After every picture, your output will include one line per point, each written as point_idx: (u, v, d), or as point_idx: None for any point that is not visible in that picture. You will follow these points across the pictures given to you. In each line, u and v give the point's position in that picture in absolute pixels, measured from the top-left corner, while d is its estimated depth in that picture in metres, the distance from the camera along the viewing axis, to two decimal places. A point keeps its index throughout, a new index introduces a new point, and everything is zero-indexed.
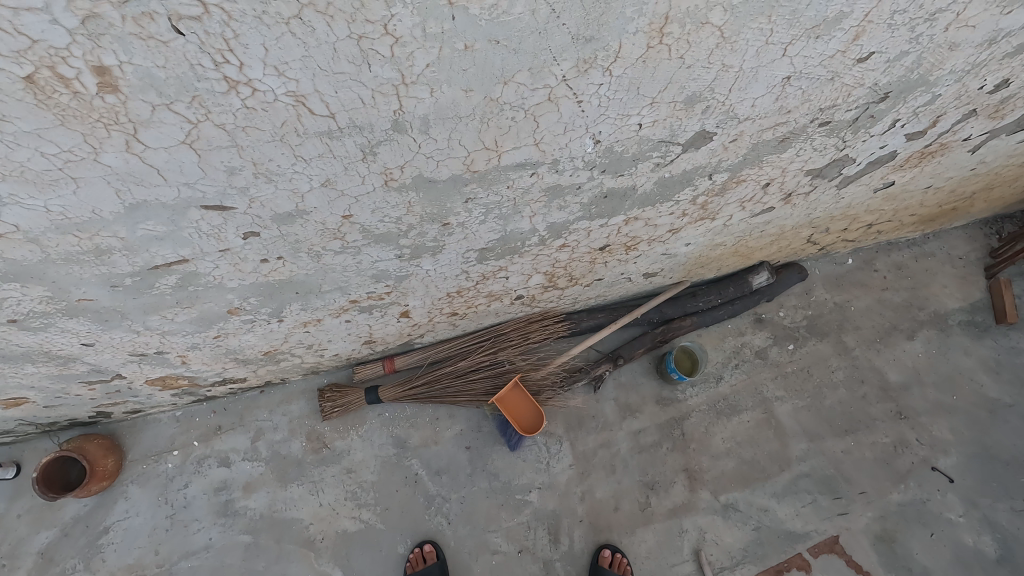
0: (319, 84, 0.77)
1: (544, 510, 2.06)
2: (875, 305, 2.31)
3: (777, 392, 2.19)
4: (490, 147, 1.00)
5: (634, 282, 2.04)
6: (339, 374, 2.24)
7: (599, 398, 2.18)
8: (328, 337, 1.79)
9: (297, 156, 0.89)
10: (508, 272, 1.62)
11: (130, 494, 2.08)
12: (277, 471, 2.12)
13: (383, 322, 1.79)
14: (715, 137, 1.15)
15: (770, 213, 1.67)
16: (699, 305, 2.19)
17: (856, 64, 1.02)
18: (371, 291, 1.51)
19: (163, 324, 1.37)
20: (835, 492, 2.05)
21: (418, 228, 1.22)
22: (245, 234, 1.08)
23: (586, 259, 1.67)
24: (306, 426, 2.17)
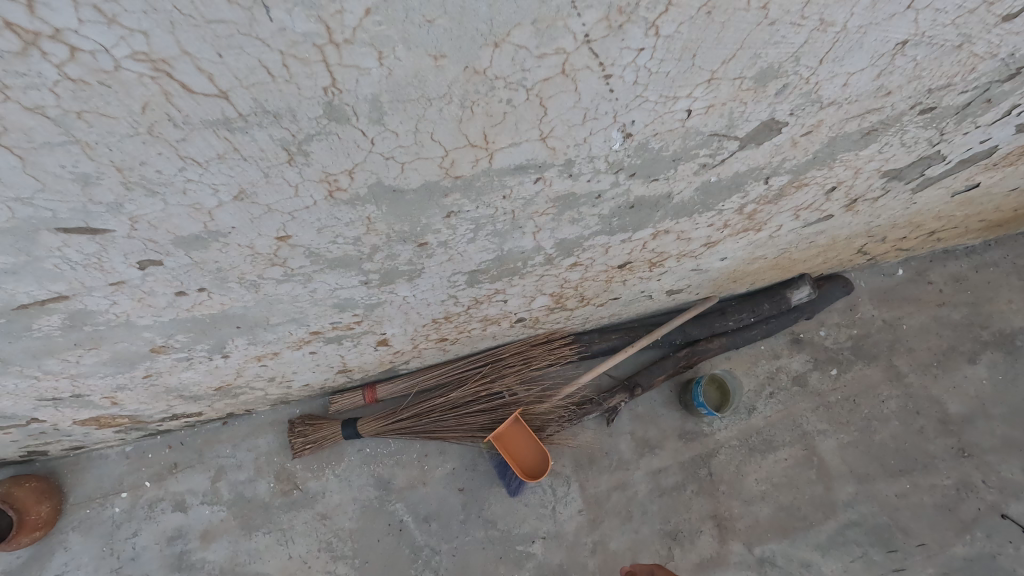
0: (181, 39, 0.50)
1: (549, 564, 1.78)
2: (930, 323, 2.00)
3: (818, 426, 1.90)
4: (476, 144, 0.71)
5: (654, 300, 1.75)
6: (313, 403, 1.95)
7: (613, 432, 1.89)
8: (291, 369, 1.50)
9: (181, 154, 0.62)
10: (506, 295, 1.33)
11: (71, 544, 1.81)
12: (241, 517, 1.86)
13: (357, 352, 1.49)
14: (784, 128, 0.85)
15: (826, 222, 1.37)
16: (728, 324, 1.90)
17: (993, 24, 0.74)
18: (335, 322, 1.22)
19: (68, 368, 1.08)
20: (889, 544, 1.77)
21: (385, 251, 0.93)
22: (141, 264, 0.79)
23: (601, 278, 1.38)
24: (276, 464, 1.90)
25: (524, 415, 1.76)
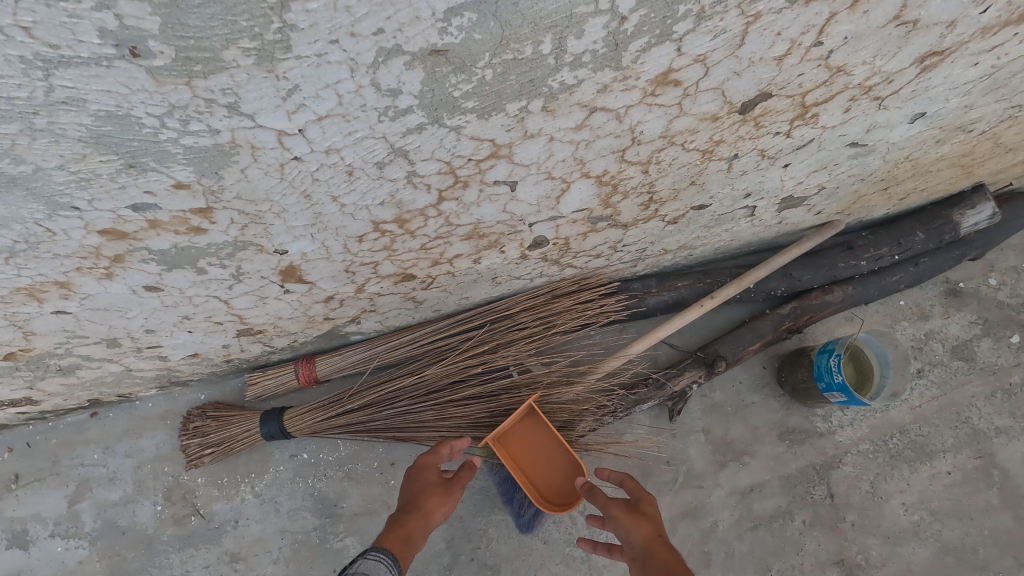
0: None
1: None
2: None
3: (996, 422, 1.23)
4: None
5: (757, 218, 1.07)
6: (223, 386, 1.30)
7: (678, 431, 1.22)
8: (137, 322, 0.85)
9: None
10: (511, 167, 0.66)
11: None
12: (111, 557, 1.22)
13: (249, 291, 0.84)
14: None
15: None
16: (860, 265, 1.21)
17: None
18: (143, 203, 0.56)
19: None
20: None
21: None
22: None
23: (697, 141, 0.71)
24: (165, 477, 1.25)
25: (542, 405, 1.09)
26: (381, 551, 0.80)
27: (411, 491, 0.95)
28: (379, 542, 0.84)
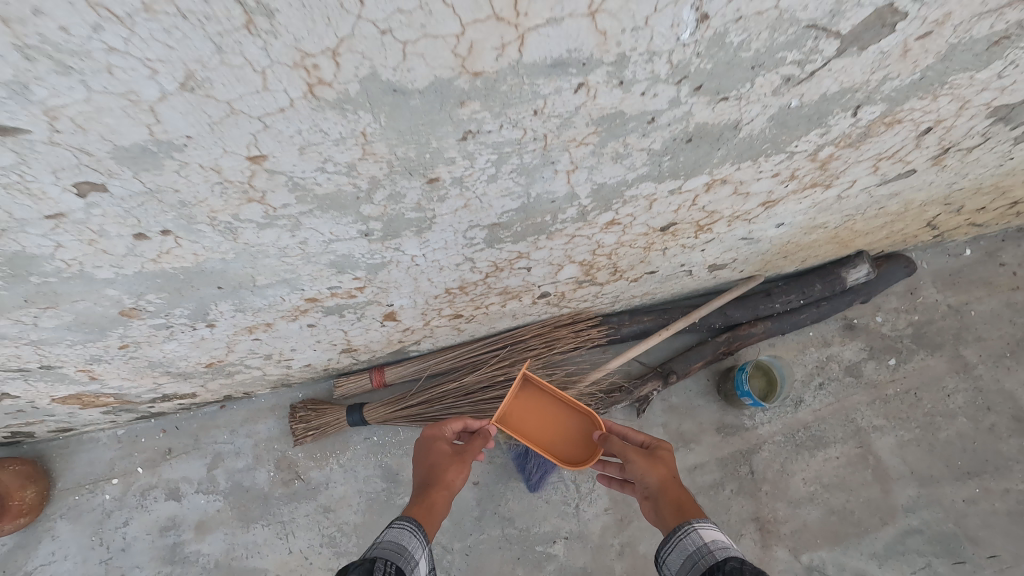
0: None
1: (571, 567, 1.62)
2: (1002, 309, 1.79)
3: (874, 421, 1.70)
4: (503, 19, 0.52)
5: (695, 276, 1.55)
6: (316, 387, 1.80)
7: (644, 425, 1.69)
8: (289, 345, 1.36)
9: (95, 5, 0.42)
10: (530, 261, 1.15)
11: (59, 532, 1.70)
12: (238, 508, 1.72)
13: (361, 326, 1.33)
14: (899, 25, 0.65)
15: (905, 180, 1.17)
16: (774, 307, 1.69)
17: None
18: (334, 286, 1.06)
19: (27, 331, 0.94)
20: (955, 555, 1.58)
21: (388, 187, 0.75)
22: (79, 188, 0.62)
23: (639, 244, 1.20)
24: (275, 451, 1.75)
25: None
26: (405, 521, 0.98)
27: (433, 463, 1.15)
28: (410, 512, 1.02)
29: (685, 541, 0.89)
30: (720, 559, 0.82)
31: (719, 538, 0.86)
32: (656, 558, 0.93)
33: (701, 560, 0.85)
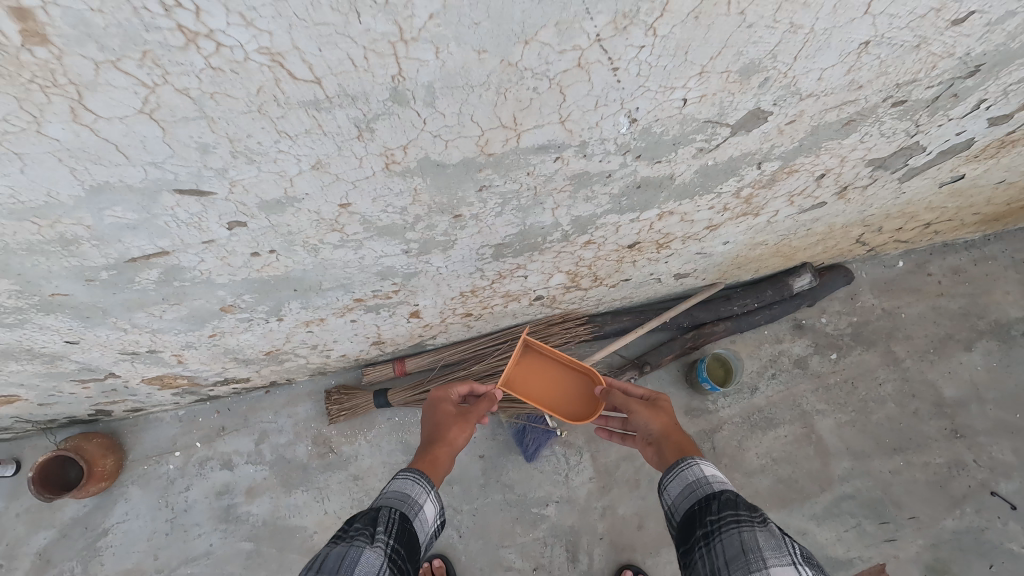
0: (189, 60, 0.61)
1: (561, 525, 1.94)
2: (928, 312, 2.11)
3: (817, 406, 2.02)
4: (507, 126, 0.84)
5: (664, 283, 1.87)
6: (347, 375, 2.13)
7: None
8: (333, 337, 1.68)
9: (279, 131, 0.75)
10: (526, 270, 1.48)
11: (131, 496, 2.02)
12: (281, 476, 2.04)
13: (391, 322, 1.66)
14: (771, 117, 0.97)
15: (821, 209, 1.49)
16: (733, 309, 2.01)
17: (950, 27, 0.83)
18: (377, 289, 1.39)
19: (152, 322, 1.27)
20: (881, 516, 1.90)
21: (426, 221, 1.08)
22: (230, 224, 0.95)
23: (613, 258, 1.52)
24: (312, 429, 2.08)
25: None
26: (410, 470, 1.17)
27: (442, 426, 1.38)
28: (418, 464, 1.25)
29: (686, 473, 1.05)
30: (716, 489, 0.99)
31: (715, 474, 1.03)
32: (657, 485, 1.10)
33: (698, 489, 1.01)
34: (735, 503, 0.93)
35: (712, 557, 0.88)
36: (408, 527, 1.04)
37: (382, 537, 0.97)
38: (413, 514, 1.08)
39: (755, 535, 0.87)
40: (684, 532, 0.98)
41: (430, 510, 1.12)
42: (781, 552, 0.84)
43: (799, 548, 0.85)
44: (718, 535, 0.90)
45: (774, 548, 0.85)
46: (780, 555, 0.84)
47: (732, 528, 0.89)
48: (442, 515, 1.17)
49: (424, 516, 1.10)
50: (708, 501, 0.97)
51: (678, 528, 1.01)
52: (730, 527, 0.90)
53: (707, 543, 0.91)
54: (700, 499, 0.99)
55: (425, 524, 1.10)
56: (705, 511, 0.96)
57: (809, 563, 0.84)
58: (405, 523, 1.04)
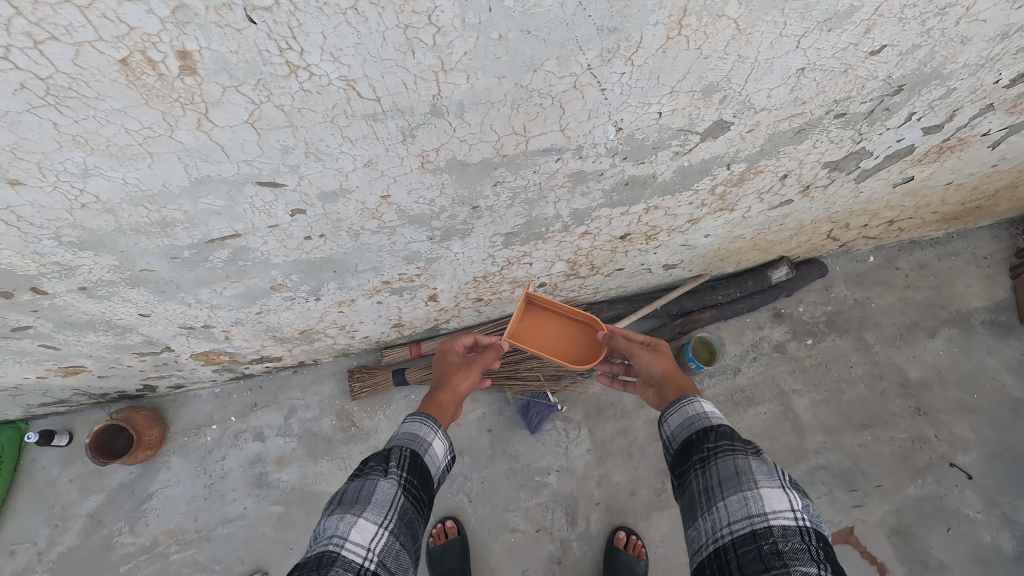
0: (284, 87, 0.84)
1: (562, 492, 2.14)
2: (896, 303, 2.32)
3: (794, 386, 2.23)
4: (518, 133, 1.07)
5: (655, 273, 2.08)
6: (368, 357, 2.35)
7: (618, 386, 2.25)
8: (360, 318, 1.90)
9: (344, 136, 0.97)
10: (532, 258, 1.70)
11: (173, 464, 2.24)
12: (309, 447, 2.26)
13: (411, 305, 1.88)
14: (733, 127, 1.20)
15: (788, 206, 1.71)
16: (717, 298, 2.23)
17: (869, 57, 1.06)
18: (402, 273, 1.61)
19: (213, 298, 1.49)
20: (850, 485, 2.10)
21: (449, 211, 1.31)
22: (293, 211, 1.17)
23: (607, 248, 1.74)
24: (337, 405, 2.30)
25: (548, 365, 2.14)
26: (417, 413, 1.28)
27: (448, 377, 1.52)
28: (425, 409, 1.38)
29: (688, 408, 1.18)
30: (714, 422, 1.11)
31: (714, 410, 1.16)
32: (658, 417, 1.23)
33: (698, 421, 1.14)
34: (731, 435, 1.06)
35: (708, 477, 1.02)
36: (419, 462, 1.17)
37: (395, 471, 1.11)
38: (424, 451, 1.20)
39: (747, 461, 1.00)
40: (681, 457, 1.12)
41: (439, 446, 1.24)
42: (770, 476, 0.97)
43: (786, 473, 0.98)
44: (714, 459, 1.03)
45: (764, 473, 0.98)
46: (770, 479, 0.97)
47: (727, 455, 1.03)
48: (452, 449, 1.29)
49: (435, 451, 1.23)
50: (706, 432, 1.10)
51: (675, 454, 1.14)
52: (726, 454, 1.03)
53: (704, 466, 1.04)
54: (700, 430, 1.11)
55: (436, 458, 1.23)
56: (703, 440, 1.09)
57: (794, 487, 0.98)
58: (417, 459, 1.17)
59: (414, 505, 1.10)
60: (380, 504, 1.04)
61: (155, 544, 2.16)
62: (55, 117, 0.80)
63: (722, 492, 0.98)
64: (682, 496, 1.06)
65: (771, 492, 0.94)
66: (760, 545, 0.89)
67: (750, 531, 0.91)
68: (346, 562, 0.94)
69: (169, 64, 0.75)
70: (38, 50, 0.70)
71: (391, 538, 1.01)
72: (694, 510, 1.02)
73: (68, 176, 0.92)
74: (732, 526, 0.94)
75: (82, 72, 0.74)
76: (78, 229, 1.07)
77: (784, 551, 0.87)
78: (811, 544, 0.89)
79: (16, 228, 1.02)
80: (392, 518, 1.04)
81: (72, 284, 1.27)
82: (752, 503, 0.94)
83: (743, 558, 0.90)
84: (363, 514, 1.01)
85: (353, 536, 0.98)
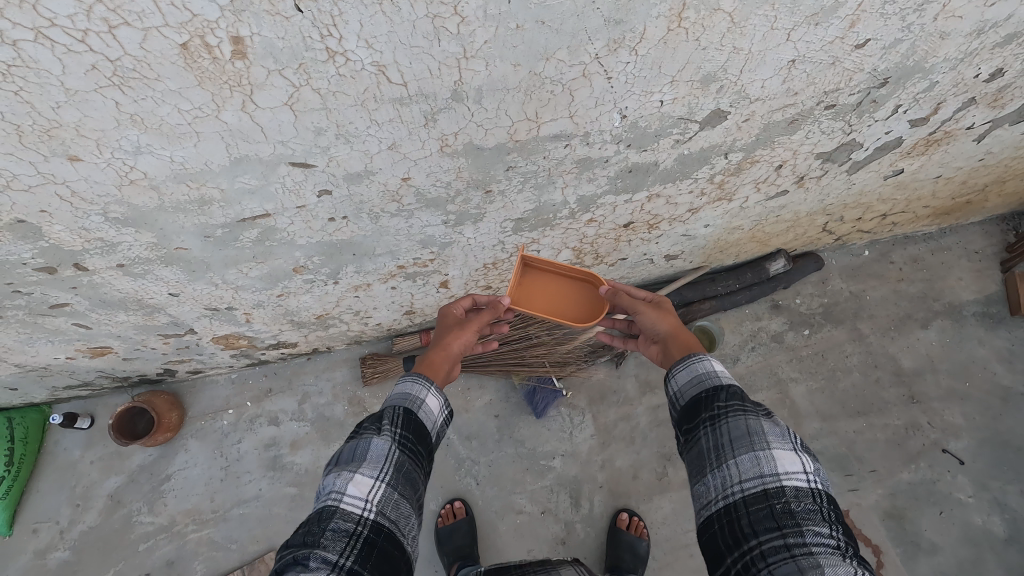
0: (321, 72, 0.93)
1: (566, 475, 2.22)
2: (890, 295, 2.40)
3: (791, 374, 2.31)
4: (531, 118, 1.15)
5: (656, 264, 2.17)
6: (379, 345, 2.44)
7: (620, 374, 2.34)
8: (374, 304, 1.99)
9: (372, 119, 1.06)
10: (539, 245, 1.78)
11: (190, 447, 2.32)
12: (322, 431, 2.34)
13: (424, 291, 1.96)
14: (730, 116, 1.29)
15: (784, 197, 1.79)
16: (717, 289, 2.30)
17: (855, 50, 1.15)
18: (417, 257, 1.70)
19: (239, 279, 1.58)
20: (846, 469, 2.17)
21: (464, 195, 1.39)
22: (320, 192, 1.26)
23: (611, 236, 1.83)
24: (349, 391, 2.38)
25: (555, 352, 2.24)
26: (409, 373, 1.26)
27: (442, 336, 1.48)
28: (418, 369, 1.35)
29: (697, 365, 1.14)
30: (725, 381, 1.08)
31: (723, 368, 1.12)
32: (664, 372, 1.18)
33: (707, 379, 1.10)
34: (742, 396, 1.04)
35: (718, 435, 1.00)
36: (413, 418, 1.16)
37: (388, 427, 1.12)
38: (418, 408, 1.19)
39: (759, 422, 0.99)
40: (688, 414, 1.08)
41: (433, 402, 1.22)
42: (782, 438, 0.97)
43: (798, 435, 0.97)
44: (725, 419, 1.01)
45: (776, 434, 0.98)
46: (782, 440, 0.96)
47: (739, 414, 1.00)
48: (448, 404, 1.27)
49: (429, 407, 1.21)
50: (716, 391, 1.06)
51: (681, 411, 1.11)
52: (737, 414, 1.00)
53: (715, 424, 1.02)
54: (709, 388, 1.08)
55: (432, 413, 1.22)
56: (713, 398, 1.05)
57: (804, 448, 0.97)
58: (410, 415, 1.16)
59: (411, 459, 1.12)
60: (374, 460, 1.06)
61: (172, 524, 2.23)
62: (117, 97, 0.90)
63: (733, 450, 0.97)
64: (689, 452, 1.04)
65: (784, 453, 0.94)
66: (771, 504, 0.89)
67: (762, 490, 0.91)
68: (344, 514, 0.99)
69: (223, 49, 0.85)
70: (112, 35, 0.79)
71: (387, 491, 1.04)
72: (702, 466, 1.00)
73: (122, 153, 1.01)
74: (744, 484, 0.93)
75: (147, 55, 0.83)
76: (124, 205, 1.16)
77: (796, 511, 0.88)
78: (821, 505, 0.90)
79: (69, 203, 1.11)
80: (388, 472, 1.06)
81: (112, 261, 1.36)
82: (764, 463, 0.93)
83: (754, 515, 0.90)
84: (358, 470, 1.04)
85: (350, 490, 1.01)
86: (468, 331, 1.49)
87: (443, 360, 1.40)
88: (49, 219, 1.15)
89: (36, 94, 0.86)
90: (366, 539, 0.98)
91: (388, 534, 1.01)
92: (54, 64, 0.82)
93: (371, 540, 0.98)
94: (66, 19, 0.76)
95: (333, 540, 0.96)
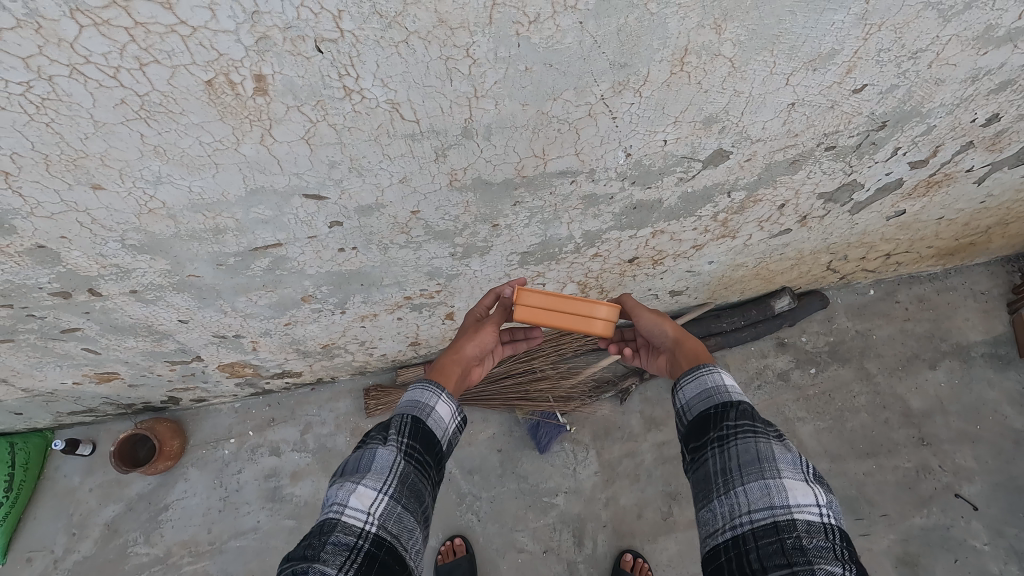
0: (336, 110, 0.97)
1: (569, 513, 2.18)
2: (897, 334, 2.40)
3: (798, 413, 2.28)
4: (538, 155, 1.19)
5: (661, 300, 2.17)
6: (383, 376, 2.44)
7: (625, 410, 2.32)
8: (380, 334, 2.00)
9: (385, 153, 1.10)
10: (545, 278, 1.80)
11: (190, 475, 2.30)
12: (323, 462, 2.32)
13: (429, 323, 1.98)
14: (731, 155, 1.32)
15: (787, 235, 1.81)
16: (721, 326, 2.30)
17: (852, 94, 1.19)
18: (423, 289, 1.72)
19: (248, 307, 1.60)
20: (856, 513, 2.12)
21: (471, 228, 1.42)
22: (331, 223, 1.29)
23: (616, 271, 1.84)
24: (352, 422, 2.38)
25: (558, 387, 2.25)
26: (420, 380, 1.26)
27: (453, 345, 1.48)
28: (432, 376, 1.33)
29: (705, 378, 1.14)
30: (735, 398, 1.07)
31: (733, 383, 1.11)
32: (673, 384, 1.18)
33: (716, 394, 1.10)
34: (753, 415, 1.03)
35: (726, 459, 0.99)
36: (421, 428, 1.15)
37: (395, 438, 1.11)
38: (427, 416, 1.18)
39: (770, 446, 0.97)
40: (696, 431, 1.08)
41: (443, 410, 1.21)
42: (794, 467, 0.94)
43: (810, 465, 0.95)
44: (734, 441, 1.00)
45: (788, 462, 0.96)
46: (794, 469, 0.94)
47: (749, 437, 0.99)
48: (460, 410, 1.26)
49: (440, 414, 1.20)
50: (726, 408, 1.05)
51: (689, 427, 1.10)
52: (747, 437, 1.00)
53: (723, 446, 1.01)
54: (718, 404, 1.07)
55: (442, 421, 1.21)
56: (722, 416, 1.05)
57: (816, 479, 0.95)
58: (419, 424, 1.16)
59: (417, 470, 1.10)
60: (379, 470, 1.06)
61: (168, 555, 2.20)
62: (143, 129, 0.94)
63: (741, 477, 0.95)
64: (696, 473, 1.03)
65: (796, 484, 0.92)
66: (782, 538, 0.86)
67: (772, 522, 0.88)
68: (346, 528, 0.98)
69: (245, 85, 0.89)
70: (142, 72, 0.84)
71: (390, 503, 1.03)
72: (710, 492, 0.98)
73: (142, 182, 1.05)
74: (753, 514, 0.91)
75: (173, 90, 0.88)
76: (141, 232, 1.19)
77: (807, 547, 0.85)
78: (835, 543, 0.86)
79: (88, 229, 1.15)
80: (392, 483, 1.05)
81: (125, 287, 1.38)
82: (775, 494, 0.91)
83: (763, 548, 0.87)
84: (362, 481, 1.03)
85: (352, 502, 1.00)
86: (480, 338, 1.46)
87: (456, 365, 1.39)
88: (68, 244, 1.18)
89: (66, 127, 0.90)
90: (367, 552, 0.96)
91: (390, 547, 0.99)
92: (85, 98, 0.86)
93: (372, 554, 0.96)
94: (100, 56, 0.80)
95: (333, 555, 0.94)
